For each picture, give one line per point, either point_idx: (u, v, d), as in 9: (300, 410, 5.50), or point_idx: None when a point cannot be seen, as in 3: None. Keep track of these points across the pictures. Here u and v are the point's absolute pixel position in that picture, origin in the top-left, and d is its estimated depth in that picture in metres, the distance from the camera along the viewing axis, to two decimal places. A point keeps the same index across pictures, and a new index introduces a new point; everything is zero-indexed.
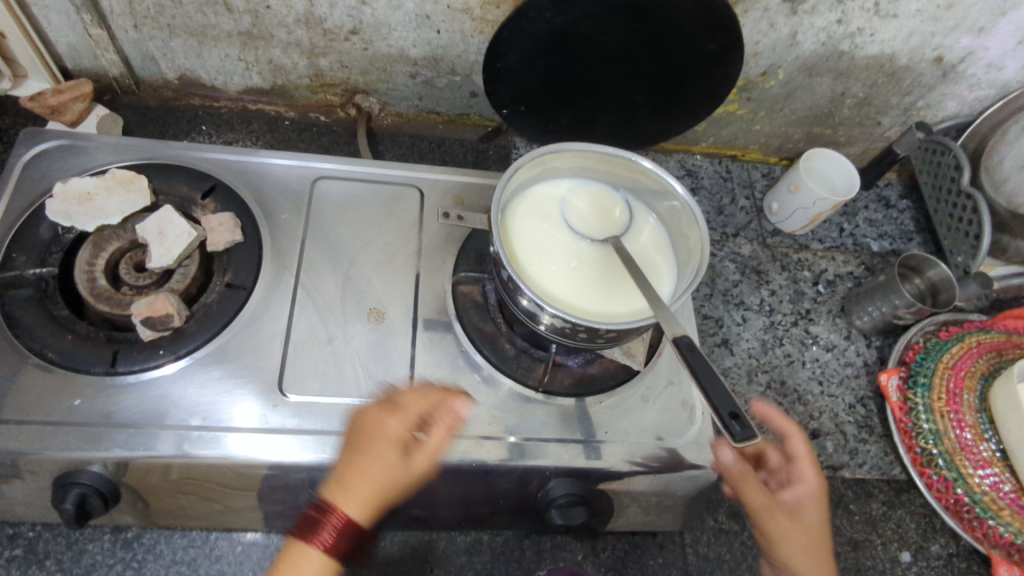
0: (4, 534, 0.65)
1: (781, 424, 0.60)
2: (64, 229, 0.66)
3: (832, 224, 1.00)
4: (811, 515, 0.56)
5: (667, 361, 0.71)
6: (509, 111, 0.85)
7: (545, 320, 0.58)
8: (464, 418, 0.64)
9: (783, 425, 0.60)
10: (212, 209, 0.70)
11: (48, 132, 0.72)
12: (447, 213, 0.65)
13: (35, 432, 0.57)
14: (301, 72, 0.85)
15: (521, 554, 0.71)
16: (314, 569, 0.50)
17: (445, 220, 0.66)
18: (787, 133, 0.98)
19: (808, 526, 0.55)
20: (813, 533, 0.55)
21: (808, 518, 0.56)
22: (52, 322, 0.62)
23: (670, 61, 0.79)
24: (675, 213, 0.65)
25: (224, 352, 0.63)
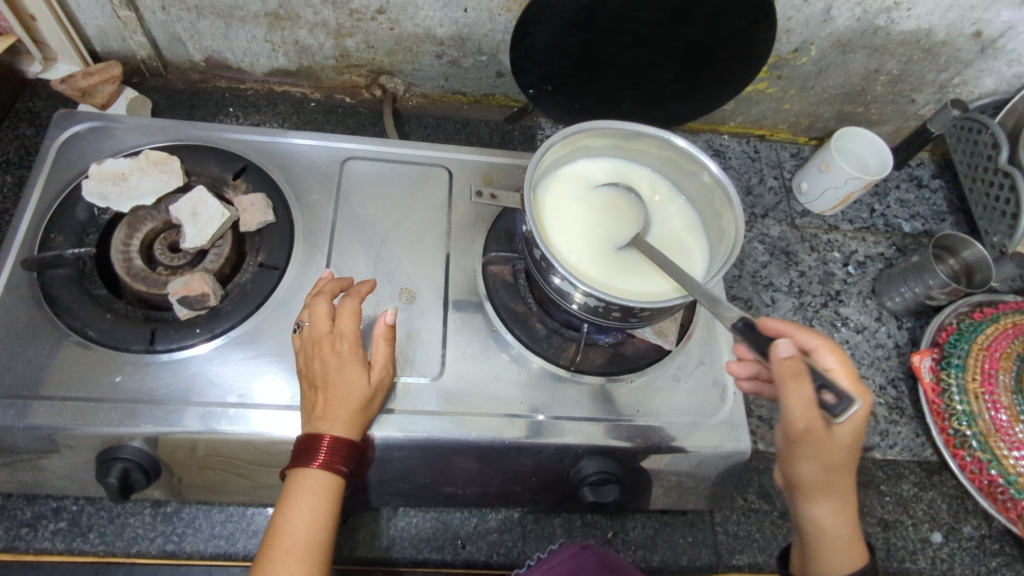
0: (49, 507, 0.67)
1: (801, 337, 0.53)
2: (99, 210, 0.67)
3: (863, 204, 0.99)
4: (849, 432, 0.50)
5: (698, 342, 0.70)
6: (536, 90, 0.84)
7: (579, 299, 0.58)
8: (496, 396, 0.64)
9: (805, 337, 0.53)
10: (243, 189, 0.70)
11: (81, 114, 0.73)
12: (480, 192, 0.67)
13: (78, 408, 0.58)
14: (327, 53, 0.85)
15: (551, 532, 0.72)
16: (318, 482, 0.55)
17: (479, 198, 0.68)
18: (817, 112, 0.96)
19: (844, 443, 0.50)
20: (844, 447, 0.50)
21: (848, 434, 0.50)
22: (91, 301, 0.63)
23: (701, 38, 0.78)
24: (707, 192, 0.65)
25: (259, 331, 0.64)
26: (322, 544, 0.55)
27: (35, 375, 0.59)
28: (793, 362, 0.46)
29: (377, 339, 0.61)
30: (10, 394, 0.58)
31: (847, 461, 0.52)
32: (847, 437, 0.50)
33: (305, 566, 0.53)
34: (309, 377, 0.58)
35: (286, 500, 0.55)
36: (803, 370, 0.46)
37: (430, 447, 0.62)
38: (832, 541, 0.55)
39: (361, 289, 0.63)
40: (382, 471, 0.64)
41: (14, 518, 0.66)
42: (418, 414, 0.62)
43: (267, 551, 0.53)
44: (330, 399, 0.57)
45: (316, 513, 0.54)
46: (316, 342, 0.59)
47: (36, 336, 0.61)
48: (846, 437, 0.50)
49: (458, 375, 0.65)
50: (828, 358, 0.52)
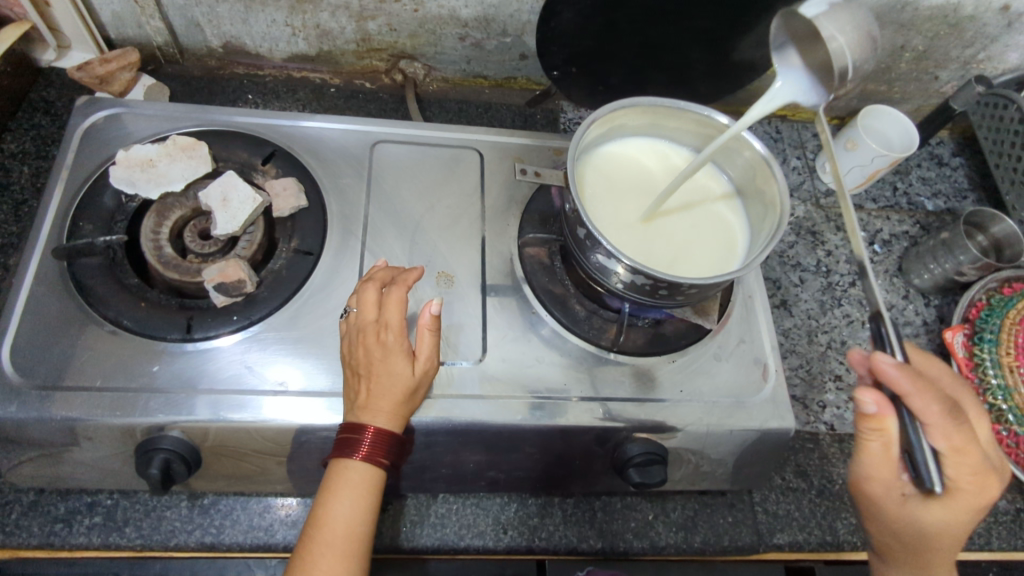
0: (83, 502, 0.66)
1: (929, 410, 0.48)
2: (127, 197, 0.65)
3: (886, 183, 0.98)
4: (940, 521, 0.51)
5: (737, 320, 0.69)
6: (561, 72, 0.83)
7: (624, 276, 0.58)
8: (538, 379, 0.63)
9: (926, 408, 0.48)
10: (273, 174, 0.69)
11: (103, 101, 0.71)
12: (524, 168, 0.62)
13: (115, 399, 0.57)
14: (348, 36, 0.84)
15: (592, 515, 0.71)
16: (360, 476, 0.54)
17: (521, 174, 0.62)
18: (839, 91, 0.96)
19: (928, 527, 0.52)
20: (931, 535, 0.52)
21: (936, 521, 0.51)
22: (124, 290, 0.61)
23: (731, 16, 0.77)
24: (746, 169, 0.64)
25: (295, 318, 0.63)
26: (364, 535, 0.54)
27: (70, 366, 0.58)
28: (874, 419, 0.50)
29: (423, 331, 0.59)
30: (46, 385, 0.57)
31: (937, 549, 0.52)
32: (932, 524, 0.51)
33: (346, 560, 0.52)
34: (352, 364, 0.57)
35: (326, 491, 0.54)
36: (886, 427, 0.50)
37: (475, 431, 0.61)
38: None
39: (407, 277, 0.61)
40: (425, 457, 0.63)
41: (48, 513, 0.65)
42: (461, 398, 0.61)
43: (307, 543, 0.52)
44: (374, 389, 0.56)
45: (357, 507, 0.53)
46: (362, 330, 0.58)
47: (70, 326, 0.59)
48: (929, 526, 0.52)
49: (499, 358, 0.64)
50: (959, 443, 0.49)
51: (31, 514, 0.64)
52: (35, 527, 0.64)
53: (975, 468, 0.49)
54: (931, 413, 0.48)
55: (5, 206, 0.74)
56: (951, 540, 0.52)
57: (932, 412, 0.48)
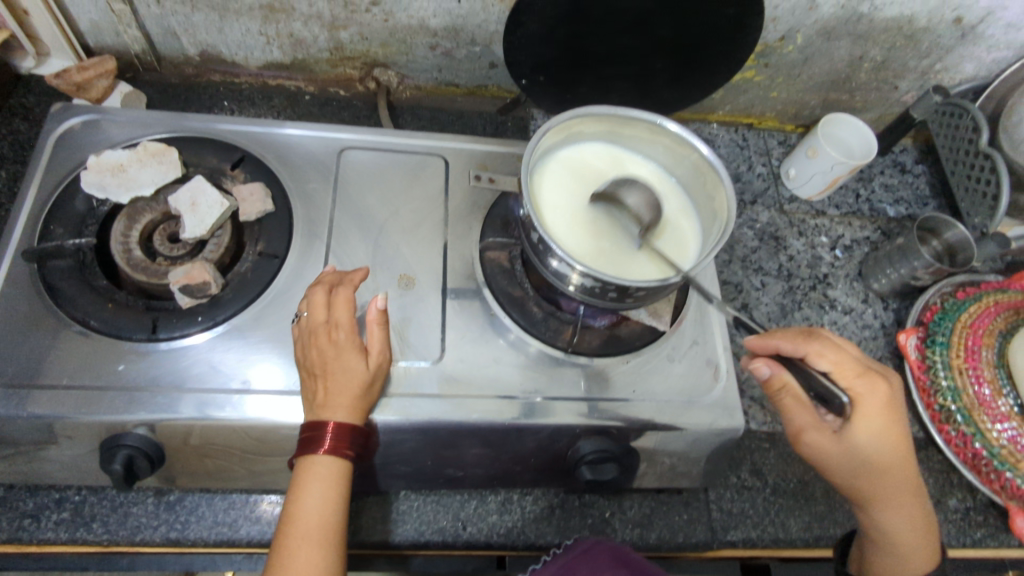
0: (51, 498, 0.68)
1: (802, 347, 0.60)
2: (98, 201, 0.67)
3: (849, 190, 1.01)
4: (876, 429, 0.60)
5: (691, 323, 0.72)
6: (529, 80, 0.86)
7: (576, 280, 0.59)
8: (495, 379, 0.65)
9: (796, 346, 0.60)
10: (242, 179, 0.71)
11: (77, 108, 0.73)
12: (479, 175, 0.74)
13: (82, 396, 0.59)
14: (321, 45, 0.86)
15: (551, 512, 0.74)
16: (327, 468, 0.57)
17: (477, 182, 0.74)
18: (803, 99, 0.98)
19: (868, 442, 0.60)
20: (875, 447, 0.60)
21: (873, 432, 0.60)
22: (92, 291, 0.63)
23: (691, 27, 0.79)
24: (699, 175, 0.66)
25: (260, 319, 0.65)
26: (337, 524, 0.57)
27: (38, 364, 0.60)
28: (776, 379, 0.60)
29: (371, 325, 0.62)
30: (14, 382, 0.59)
31: (886, 465, 0.60)
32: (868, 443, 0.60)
33: (321, 548, 0.55)
34: (307, 366, 0.59)
35: (296, 486, 0.56)
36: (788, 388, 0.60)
37: (432, 429, 0.63)
38: (894, 539, 0.63)
39: (353, 278, 0.64)
40: (385, 454, 0.65)
41: (17, 509, 0.66)
42: (419, 396, 0.63)
43: (283, 537, 0.55)
44: (329, 387, 0.58)
45: (327, 497, 0.56)
46: (312, 332, 0.60)
47: (39, 326, 0.61)
48: (869, 439, 0.60)
49: (457, 358, 0.66)
50: (839, 361, 0.60)
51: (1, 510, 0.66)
52: (4, 522, 0.66)
53: (857, 369, 0.60)
54: (797, 343, 0.60)
55: None
56: (894, 449, 0.60)
57: (806, 345, 0.60)
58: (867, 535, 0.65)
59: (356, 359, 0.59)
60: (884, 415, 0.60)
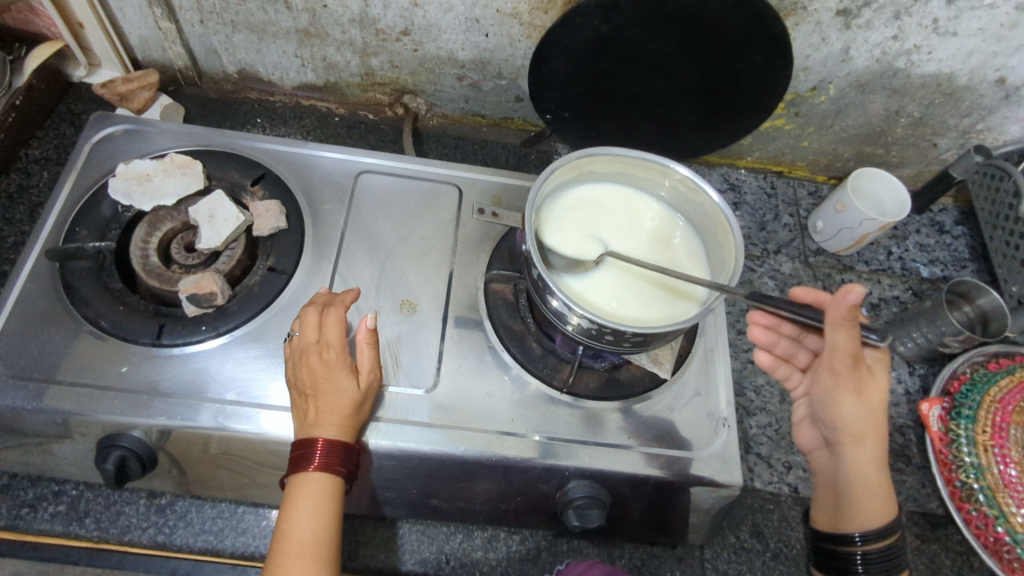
0: (49, 490, 0.69)
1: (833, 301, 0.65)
2: (123, 207, 0.70)
3: (880, 246, 0.97)
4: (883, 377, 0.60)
5: (694, 372, 0.70)
6: (553, 116, 0.86)
7: (574, 321, 0.58)
8: (488, 413, 0.64)
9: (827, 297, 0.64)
10: (260, 195, 0.73)
11: (116, 117, 0.77)
12: (481, 210, 0.74)
13: (84, 394, 0.61)
14: (353, 70, 0.89)
15: (537, 554, 0.72)
16: (321, 484, 0.56)
17: (480, 215, 0.74)
18: (835, 151, 0.96)
19: (879, 382, 0.59)
20: (880, 389, 0.59)
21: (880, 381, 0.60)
22: (107, 293, 0.65)
23: (717, 73, 0.78)
24: (710, 220, 0.65)
25: (263, 332, 0.66)
26: (329, 541, 0.55)
27: (47, 360, 0.62)
28: (851, 310, 0.51)
29: (361, 344, 0.62)
30: (22, 375, 0.61)
31: (880, 411, 0.59)
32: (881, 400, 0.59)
33: (315, 566, 0.54)
34: (298, 385, 0.60)
35: (288, 504, 0.56)
36: (855, 318, 0.52)
37: (419, 458, 0.62)
38: (865, 483, 0.60)
39: (344, 298, 0.65)
40: (372, 479, 0.64)
41: (16, 498, 0.68)
42: (408, 424, 0.63)
43: (274, 555, 0.54)
44: (321, 406, 0.58)
45: (318, 515, 0.55)
46: (304, 351, 0.60)
47: (53, 323, 0.64)
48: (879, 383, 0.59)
49: (452, 389, 0.65)
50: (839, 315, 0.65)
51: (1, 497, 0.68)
52: (3, 509, 0.67)
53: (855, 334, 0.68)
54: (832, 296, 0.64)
55: (22, 206, 0.82)
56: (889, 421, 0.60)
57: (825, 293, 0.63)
58: (840, 485, 0.62)
59: (351, 374, 0.60)
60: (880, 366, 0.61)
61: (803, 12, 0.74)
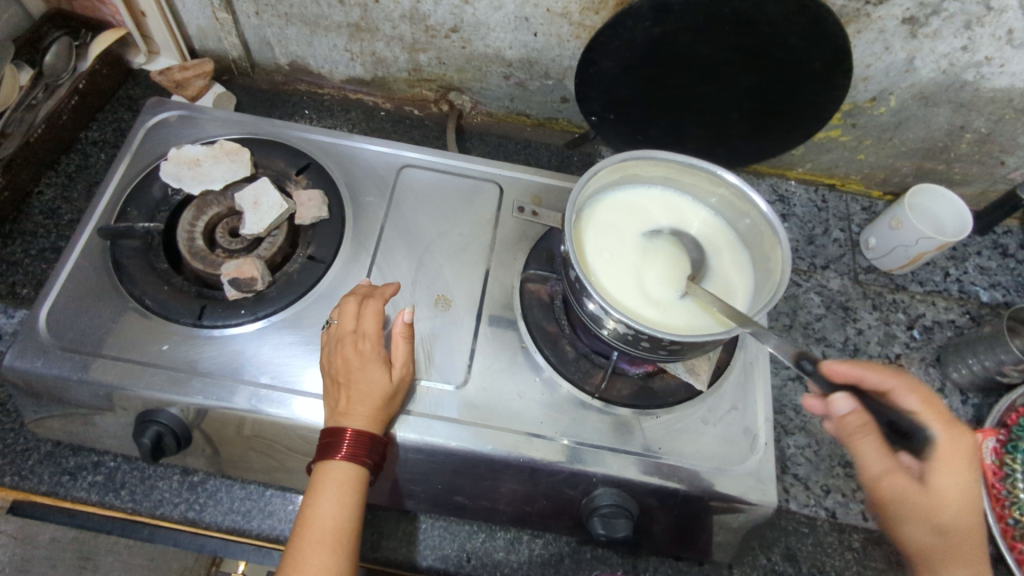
0: (89, 460, 0.71)
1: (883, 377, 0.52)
2: (173, 190, 0.72)
3: (936, 267, 0.93)
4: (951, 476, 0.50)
5: (732, 385, 0.67)
6: (599, 118, 0.85)
7: (610, 325, 0.57)
8: (517, 413, 0.64)
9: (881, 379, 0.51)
10: (303, 185, 0.74)
11: (170, 104, 0.79)
12: (522, 208, 0.74)
13: (126, 369, 0.62)
14: (400, 65, 0.89)
15: (559, 560, 0.70)
16: (346, 474, 0.56)
17: (519, 214, 0.74)
18: (893, 165, 0.92)
19: (944, 492, 0.50)
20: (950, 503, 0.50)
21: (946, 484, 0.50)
22: (153, 273, 0.67)
23: (771, 80, 0.76)
24: (758, 231, 0.63)
25: (299, 319, 0.66)
26: (350, 531, 0.55)
27: (94, 333, 0.64)
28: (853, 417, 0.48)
29: (396, 336, 0.62)
30: (69, 347, 0.63)
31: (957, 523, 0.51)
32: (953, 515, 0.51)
33: (335, 554, 0.54)
34: (331, 374, 0.60)
35: (312, 491, 0.56)
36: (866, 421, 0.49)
37: (446, 454, 0.62)
38: None
39: (384, 292, 0.65)
40: (398, 472, 0.64)
41: (59, 465, 0.70)
42: (437, 419, 0.62)
43: (296, 540, 0.54)
44: (352, 395, 0.58)
45: (342, 504, 0.55)
46: (340, 339, 0.61)
47: (101, 298, 0.65)
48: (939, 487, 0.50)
49: (482, 387, 0.65)
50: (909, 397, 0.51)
51: (45, 463, 0.70)
52: (46, 475, 0.70)
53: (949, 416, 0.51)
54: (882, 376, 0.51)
55: (79, 185, 0.85)
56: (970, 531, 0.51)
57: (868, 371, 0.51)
58: None
59: (383, 365, 0.60)
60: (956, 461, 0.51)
61: (866, 19, 0.71)
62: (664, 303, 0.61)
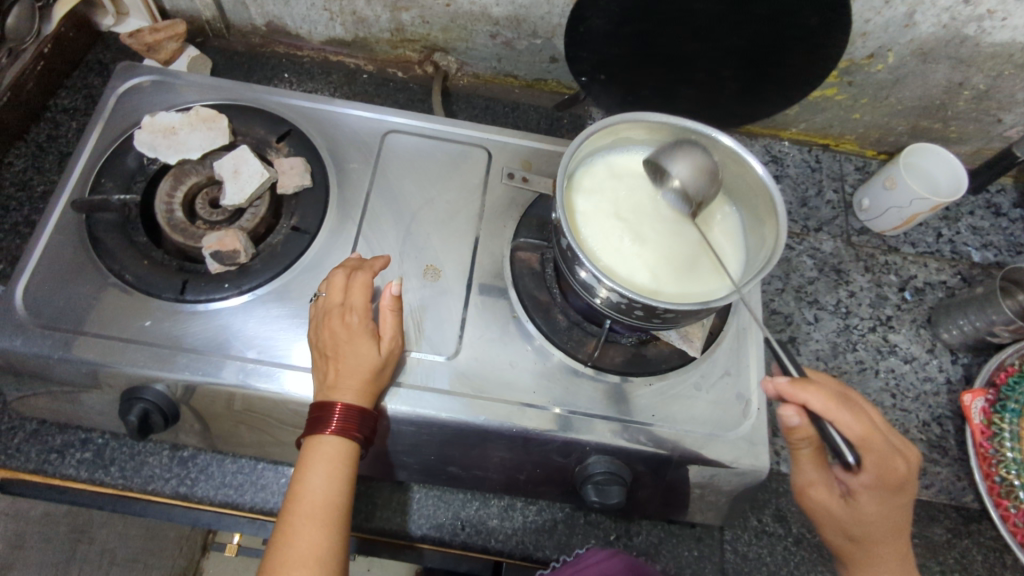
0: (77, 437, 0.70)
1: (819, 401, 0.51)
2: (148, 160, 0.69)
3: (929, 228, 0.92)
4: (873, 510, 0.53)
5: (725, 350, 0.67)
6: (589, 79, 0.82)
7: (603, 294, 0.56)
8: (509, 383, 0.63)
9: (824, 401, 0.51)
10: (285, 152, 0.71)
11: (142, 68, 0.76)
12: (512, 174, 0.72)
13: (107, 346, 0.61)
14: (383, 25, 0.86)
15: (552, 526, 0.71)
16: (335, 449, 0.56)
17: (510, 180, 0.72)
18: (888, 124, 0.90)
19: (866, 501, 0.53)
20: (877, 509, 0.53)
21: (868, 514, 0.54)
22: (132, 247, 0.65)
23: (767, 37, 0.73)
24: (753, 195, 0.61)
25: (284, 292, 0.65)
26: (341, 506, 0.55)
27: (73, 310, 0.62)
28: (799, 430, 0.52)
29: (384, 309, 0.61)
30: (49, 325, 0.61)
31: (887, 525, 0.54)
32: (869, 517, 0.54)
33: (325, 529, 0.53)
34: (319, 346, 0.59)
35: (301, 466, 0.55)
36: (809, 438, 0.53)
37: (439, 426, 0.61)
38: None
39: (375, 264, 0.63)
40: (392, 444, 0.64)
41: (45, 443, 0.69)
42: (428, 390, 0.61)
43: (286, 516, 0.54)
44: (340, 369, 0.57)
45: (332, 479, 0.55)
46: (327, 313, 0.60)
47: (79, 274, 0.63)
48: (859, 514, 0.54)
49: (473, 357, 0.64)
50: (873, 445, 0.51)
51: (31, 442, 0.69)
52: (33, 454, 0.69)
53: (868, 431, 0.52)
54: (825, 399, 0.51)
55: (51, 155, 0.82)
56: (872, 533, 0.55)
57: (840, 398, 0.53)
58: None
59: (373, 340, 0.59)
60: (888, 496, 0.53)
61: None
62: (653, 273, 0.60)
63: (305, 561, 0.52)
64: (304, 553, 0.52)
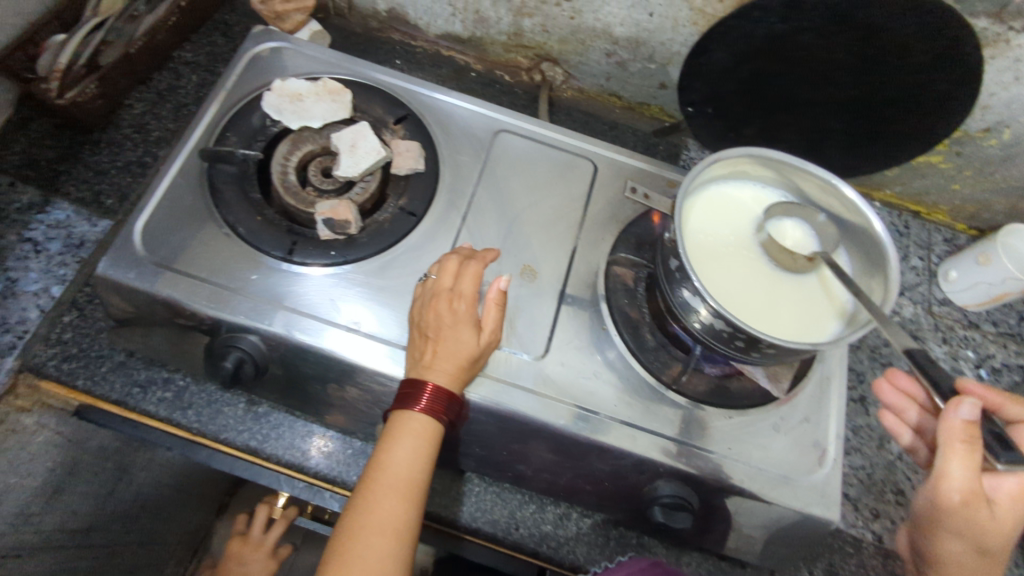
0: (160, 376, 0.72)
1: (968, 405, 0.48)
2: (272, 122, 0.72)
3: (1012, 309, 0.90)
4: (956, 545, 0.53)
5: (807, 397, 0.67)
6: (695, 109, 0.83)
7: (704, 317, 0.56)
8: (591, 393, 0.63)
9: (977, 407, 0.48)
10: (401, 135, 0.73)
11: (275, 35, 0.79)
12: (634, 188, 0.69)
13: (215, 292, 0.62)
14: (501, 28, 0.89)
15: (605, 542, 0.71)
16: (421, 429, 0.56)
17: (632, 194, 0.70)
18: (986, 200, 0.90)
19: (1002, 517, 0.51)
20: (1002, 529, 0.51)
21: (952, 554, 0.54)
22: (247, 201, 0.67)
23: (887, 97, 0.74)
24: (865, 247, 0.61)
25: (385, 269, 0.66)
26: (420, 484, 0.56)
27: (184, 252, 0.64)
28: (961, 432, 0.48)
29: (490, 303, 0.62)
30: (160, 262, 0.63)
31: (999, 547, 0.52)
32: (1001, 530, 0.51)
33: (404, 504, 0.54)
34: (421, 325, 0.60)
35: (388, 437, 0.56)
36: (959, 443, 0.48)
37: (518, 423, 0.62)
38: None
39: (485, 256, 0.64)
40: (466, 432, 0.65)
41: (129, 376, 0.71)
42: (515, 387, 0.62)
43: (368, 482, 0.55)
44: (439, 350, 0.58)
45: (416, 455, 0.55)
46: (436, 294, 0.60)
47: (195, 219, 0.65)
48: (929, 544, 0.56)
49: (560, 362, 0.64)
50: (947, 493, 0.50)
51: (116, 372, 0.71)
52: (116, 384, 0.71)
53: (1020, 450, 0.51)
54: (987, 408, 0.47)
55: (169, 104, 0.86)
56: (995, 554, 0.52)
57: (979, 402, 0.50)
58: None
59: (476, 328, 0.60)
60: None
61: (1004, 44, 0.68)
62: (757, 304, 0.60)
63: (383, 531, 0.52)
64: (383, 523, 0.53)
